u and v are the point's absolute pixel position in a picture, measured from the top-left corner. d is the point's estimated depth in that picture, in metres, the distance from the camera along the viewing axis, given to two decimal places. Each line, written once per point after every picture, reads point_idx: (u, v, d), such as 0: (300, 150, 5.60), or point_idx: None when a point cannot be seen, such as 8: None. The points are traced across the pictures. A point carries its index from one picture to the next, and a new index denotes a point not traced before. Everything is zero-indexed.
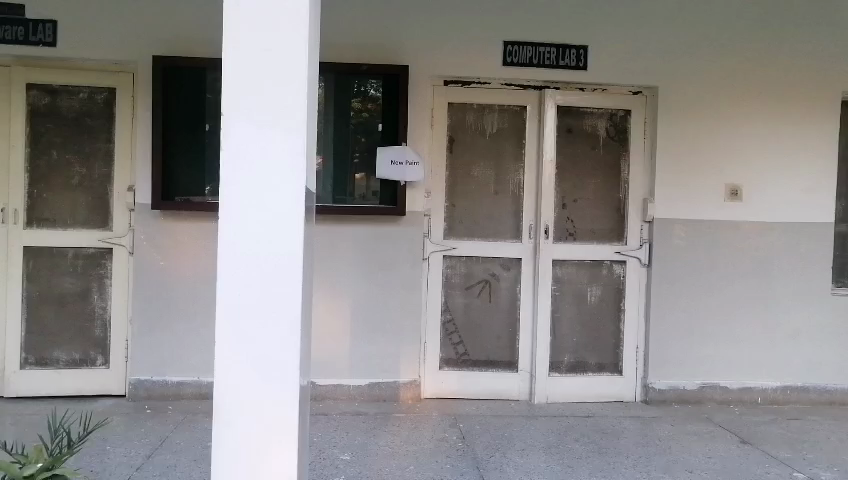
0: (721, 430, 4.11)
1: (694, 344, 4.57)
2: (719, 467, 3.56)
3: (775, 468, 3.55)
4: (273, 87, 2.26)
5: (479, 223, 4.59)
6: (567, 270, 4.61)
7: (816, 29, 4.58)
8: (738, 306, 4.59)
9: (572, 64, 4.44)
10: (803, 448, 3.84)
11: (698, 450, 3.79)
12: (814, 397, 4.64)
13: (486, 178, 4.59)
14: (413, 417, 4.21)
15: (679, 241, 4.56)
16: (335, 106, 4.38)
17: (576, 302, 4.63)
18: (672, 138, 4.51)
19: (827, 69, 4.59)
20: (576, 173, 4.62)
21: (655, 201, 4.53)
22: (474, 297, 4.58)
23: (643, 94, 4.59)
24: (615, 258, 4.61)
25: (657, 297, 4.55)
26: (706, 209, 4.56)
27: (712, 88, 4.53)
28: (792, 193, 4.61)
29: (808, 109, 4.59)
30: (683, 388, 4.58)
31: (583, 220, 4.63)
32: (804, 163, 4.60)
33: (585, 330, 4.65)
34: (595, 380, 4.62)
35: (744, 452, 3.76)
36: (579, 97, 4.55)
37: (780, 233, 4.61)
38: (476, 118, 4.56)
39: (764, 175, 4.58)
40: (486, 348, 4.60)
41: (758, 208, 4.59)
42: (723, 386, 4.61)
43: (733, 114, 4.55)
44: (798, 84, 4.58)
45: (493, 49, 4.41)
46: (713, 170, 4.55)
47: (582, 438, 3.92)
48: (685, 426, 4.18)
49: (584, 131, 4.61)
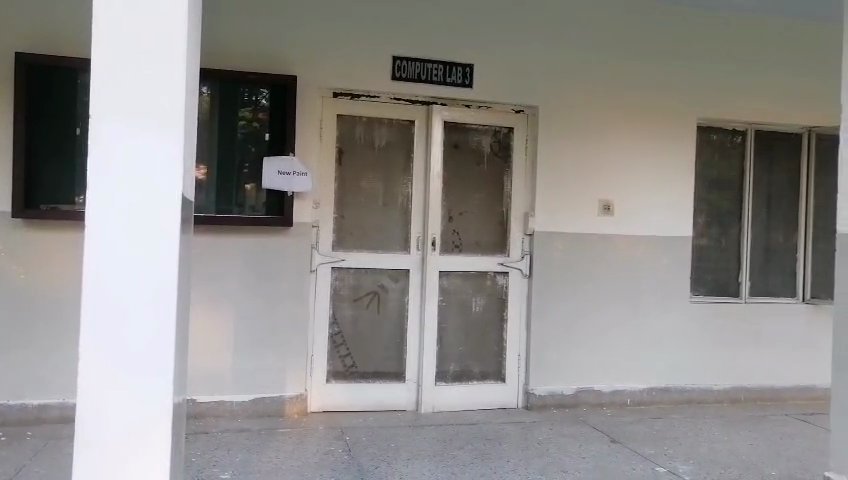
0: (594, 431, 4.36)
1: (570, 351, 4.83)
2: (590, 466, 3.77)
3: (640, 464, 3.82)
4: (148, 91, 2.17)
5: (368, 234, 4.62)
6: (453, 281, 4.73)
7: (678, 59, 5.00)
8: (610, 313, 4.90)
9: (458, 81, 4.59)
10: (665, 444, 4.16)
11: (573, 451, 4.00)
12: (677, 397, 5.03)
13: (374, 190, 4.63)
14: (299, 431, 4.14)
15: (557, 253, 4.81)
16: (222, 114, 4.25)
17: (461, 312, 4.76)
18: (550, 156, 4.77)
19: (687, 95, 5.02)
20: (462, 187, 4.76)
21: (535, 214, 4.76)
22: (362, 309, 4.59)
23: (525, 112, 4.81)
24: (499, 270, 4.78)
25: (537, 306, 4.77)
26: (581, 223, 4.85)
27: (587, 109, 4.83)
28: (657, 208, 5.00)
29: (670, 131, 5.00)
30: (561, 393, 4.82)
31: (468, 233, 4.77)
32: (665, 181, 5.01)
33: (470, 340, 4.78)
34: (480, 388, 4.76)
35: (614, 451, 4.02)
36: (465, 113, 4.70)
37: (647, 245, 4.98)
38: (365, 131, 4.59)
39: (632, 191, 4.95)
40: (374, 359, 4.62)
41: (626, 222, 4.94)
42: (597, 390, 4.89)
43: (605, 134, 4.87)
44: (662, 108, 4.98)
45: (383, 63, 4.46)
46: (587, 186, 4.85)
47: (466, 445, 4.03)
48: (561, 429, 4.40)
49: (470, 146, 4.76)
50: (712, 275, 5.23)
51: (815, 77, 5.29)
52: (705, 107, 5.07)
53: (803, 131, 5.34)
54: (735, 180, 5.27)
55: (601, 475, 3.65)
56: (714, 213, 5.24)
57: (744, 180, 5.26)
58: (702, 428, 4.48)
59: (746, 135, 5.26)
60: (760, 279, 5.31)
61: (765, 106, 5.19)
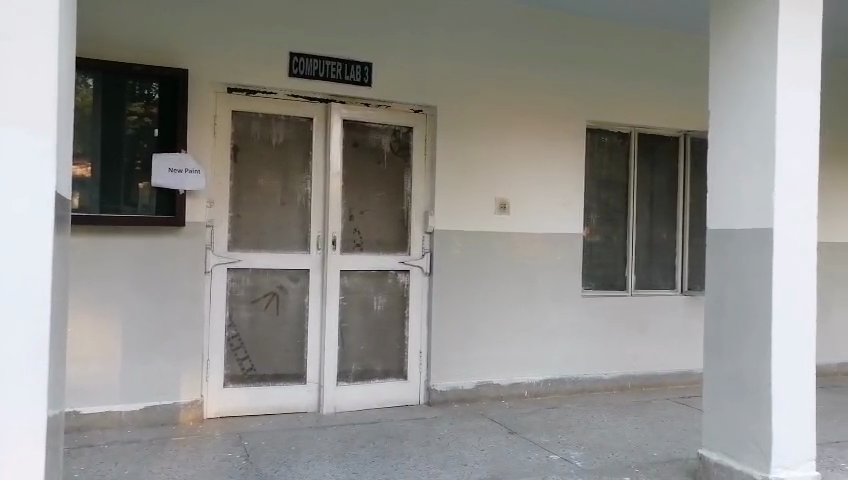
0: (492, 424, 4.48)
1: (470, 346, 4.94)
2: (489, 457, 3.87)
3: (535, 453, 3.96)
4: (14, 79, 2.01)
5: (265, 234, 4.51)
6: (354, 280, 4.71)
7: (568, 64, 5.23)
8: (507, 309, 5.05)
9: (357, 79, 4.58)
10: (559, 433, 4.34)
11: (472, 443, 4.09)
12: (570, 387, 5.26)
13: (272, 189, 4.53)
14: (193, 439, 3.98)
15: (456, 251, 4.90)
16: (109, 108, 4.02)
17: (363, 311, 4.74)
18: (449, 155, 4.85)
19: (577, 99, 5.27)
20: (362, 186, 4.75)
21: (435, 213, 4.84)
22: (260, 310, 4.48)
23: (424, 112, 4.87)
24: (399, 268, 4.81)
25: (438, 303, 4.84)
26: (479, 221, 4.97)
27: (483, 110, 4.96)
28: (550, 207, 5.21)
29: (562, 133, 5.23)
30: (461, 388, 4.92)
31: (369, 232, 4.77)
32: (558, 181, 5.23)
33: (372, 339, 4.77)
34: (381, 386, 4.77)
35: (511, 441, 4.15)
36: (364, 111, 4.69)
37: (541, 243, 5.18)
38: (262, 128, 4.48)
39: (527, 191, 5.13)
40: (273, 362, 4.52)
41: (522, 221, 5.11)
42: (496, 384, 5.02)
43: (501, 135, 5.02)
44: (554, 110, 5.19)
45: (279, 58, 4.37)
46: (485, 185, 4.98)
47: (368, 444, 4.02)
48: (462, 423, 4.49)
49: (370, 145, 4.76)
50: (601, 270, 5.51)
51: (691, 84, 5.71)
52: (594, 110, 5.33)
53: (679, 135, 5.74)
54: (621, 180, 5.59)
55: (498, 465, 3.76)
56: (602, 211, 5.53)
57: (629, 180, 5.59)
58: (593, 415, 4.72)
59: (630, 138, 5.58)
60: (644, 273, 5.66)
61: (647, 110, 5.53)
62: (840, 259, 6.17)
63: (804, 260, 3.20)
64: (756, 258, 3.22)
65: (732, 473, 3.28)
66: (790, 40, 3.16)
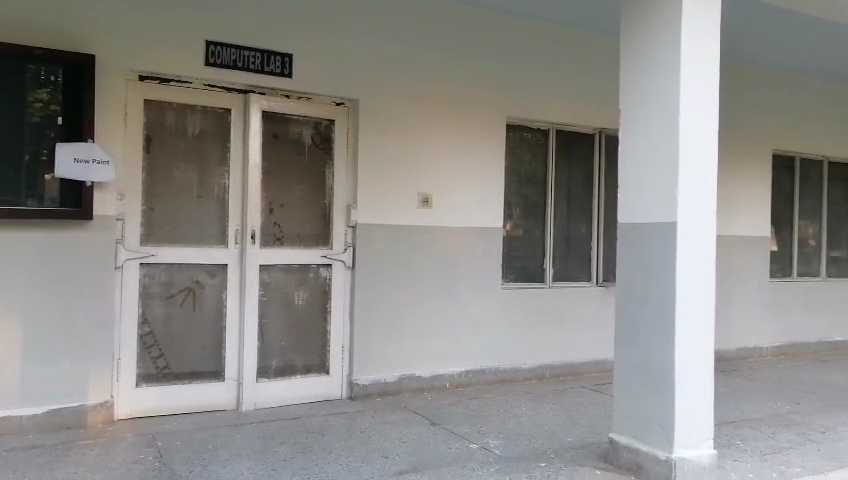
0: (414, 416, 4.52)
1: (392, 339, 4.96)
2: (410, 449, 3.90)
3: (455, 443, 4.03)
4: None
5: (180, 228, 4.36)
6: (275, 274, 4.63)
7: (489, 61, 5.33)
8: (429, 302, 5.10)
9: (277, 71, 4.50)
10: (479, 422, 4.42)
11: (393, 436, 4.11)
12: (491, 377, 5.37)
13: (187, 181, 4.38)
14: (103, 442, 3.81)
15: (379, 244, 4.91)
16: (8, 94, 3.78)
17: (284, 306, 4.67)
18: (371, 149, 4.85)
19: (497, 95, 5.38)
20: (282, 179, 4.66)
21: (357, 207, 4.82)
22: (176, 306, 4.33)
23: (346, 105, 4.84)
24: (321, 262, 4.77)
25: (360, 297, 4.83)
26: (402, 215, 4.99)
27: (405, 104, 4.98)
28: (471, 201, 5.30)
29: (482, 128, 5.32)
30: (383, 381, 4.93)
31: (290, 225, 4.70)
32: (478, 176, 5.32)
33: (293, 334, 4.71)
34: (303, 382, 4.72)
35: (432, 433, 4.20)
36: (284, 103, 4.61)
37: (463, 236, 5.26)
38: (176, 118, 4.32)
39: (449, 185, 5.19)
40: (190, 359, 4.38)
41: (443, 215, 5.17)
42: (418, 376, 5.07)
43: (423, 129, 5.06)
44: (475, 106, 5.28)
45: (194, 46, 4.24)
46: (407, 179, 5.01)
47: (288, 440, 3.97)
48: (384, 416, 4.50)
49: (290, 137, 4.69)
50: (520, 263, 5.65)
51: (605, 84, 5.94)
52: (514, 107, 5.46)
53: (595, 132, 5.97)
54: (540, 175, 5.75)
55: (419, 456, 3.80)
56: (522, 205, 5.68)
57: (547, 176, 5.75)
58: (512, 404, 4.84)
59: (548, 135, 5.75)
60: (562, 265, 5.85)
61: (564, 108, 5.71)
62: (739, 252, 6.59)
63: (705, 251, 3.39)
64: (661, 250, 3.38)
65: (638, 454, 3.45)
66: (692, 43, 3.34)
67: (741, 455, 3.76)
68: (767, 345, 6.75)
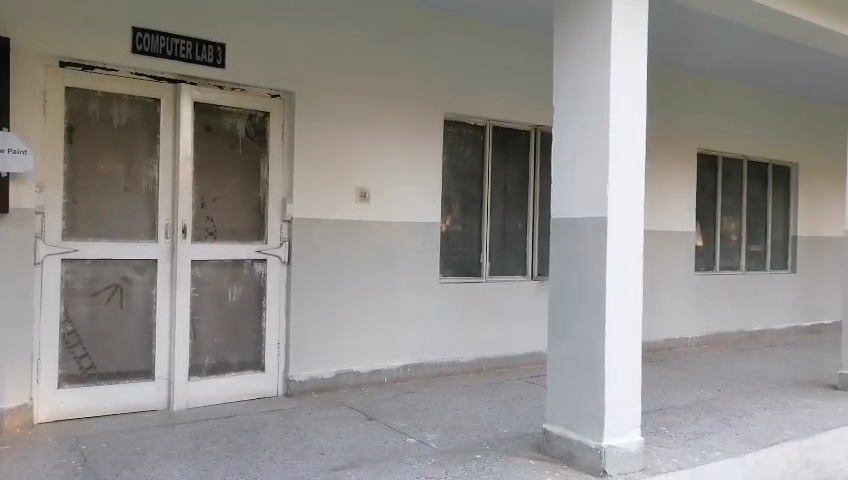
0: (351, 412, 4.50)
1: (329, 335, 4.92)
2: (346, 445, 3.88)
3: (392, 437, 4.04)
4: None
5: (106, 222, 4.18)
6: (207, 270, 4.50)
7: (427, 56, 5.35)
8: (366, 297, 5.08)
9: (209, 60, 4.37)
10: (416, 416, 4.44)
11: (330, 432, 4.08)
12: (428, 371, 5.40)
13: (113, 173, 4.20)
14: (21, 447, 3.62)
15: (315, 239, 4.85)
16: None
17: (216, 303, 4.55)
18: (307, 143, 4.78)
19: (435, 91, 5.41)
20: (215, 172, 4.54)
21: (293, 201, 4.74)
22: (101, 304, 4.16)
23: (281, 98, 4.76)
24: (255, 257, 4.67)
25: (295, 293, 4.76)
26: (339, 210, 4.95)
27: (342, 98, 4.94)
28: (409, 196, 5.30)
29: (420, 124, 5.33)
30: (320, 377, 4.89)
31: (223, 220, 4.58)
32: (416, 171, 5.33)
33: (227, 331, 4.60)
34: (237, 379, 4.61)
35: (369, 428, 4.19)
36: (217, 94, 4.49)
37: (401, 231, 5.26)
38: (101, 107, 4.14)
39: (386, 180, 5.18)
40: (117, 359, 4.21)
41: (381, 210, 5.16)
42: (356, 372, 5.04)
43: (360, 123, 5.02)
44: (413, 101, 5.29)
45: (120, 32, 4.06)
46: (344, 174, 4.96)
47: (221, 440, 3.88)
48: (321, 412, 4.46)
49: (223, 129, 4.56)
50: (458, 257, 5.70)
51: (539, 82, 6.07)
52: (451, 103, 5.50)
53: (530, 129, 6.08)
54: (477, 171, 5.81)
55: (356, 452, 3.78)
56: (459, 201, 5.72)
57: (484, 171, 5.82)
58: (449, 398, 4.89)
59: (485, 131, 5.81)
60: (499, 260, 5.94)
61: (500, 105, 5.79)
62: (666, 246, 6.86)
63: (634, 245, 3.50)
64: (593, 244, 3.48)
65: (571, 444, 3.54)
66: (622, 44, 3.45)
67: (667, 441, 3.93)
68: (692, 336, 7.06)
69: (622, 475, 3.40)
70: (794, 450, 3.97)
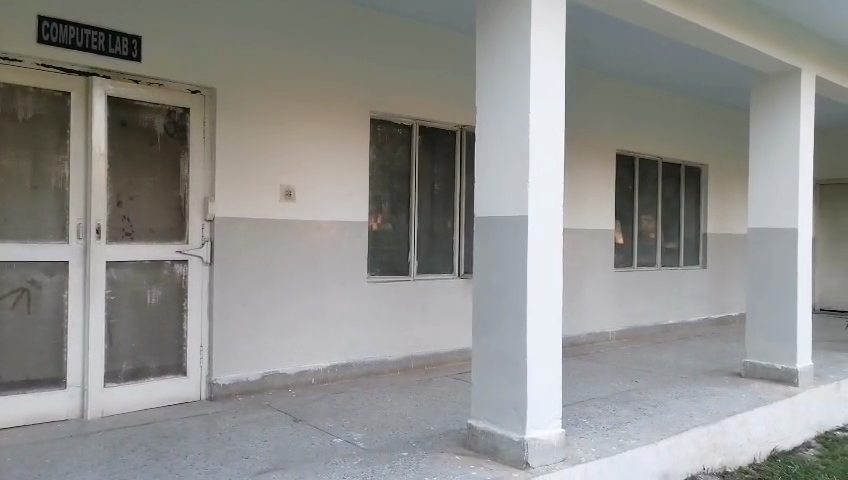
0: (277, 414, 4.43)
1: (255, 336, 4.83)
2: (271, 447, 3.82)
3: (319, 438, 4.00)
4: None
5: (12, 222, 3.94)
6: (124, 272, 4.33)
7: (353, 55, 5.33)
8: (292, 297, 5.02)
9: (124, 53, 4.19)
10: (343, 417, 4.42)
11: (255, 435, 4.01)
12: (357, 371, 5.39)
13: (19, 170, 3.97)
14: None
15: (238, 239, 4.75)
16: None
17: (134, 305, 4.38)
18: (229, 140, 4.67)
19: (361, 90, 5.40)
20: (132, 169, 4.37)
21: (215, 200, 4.62)
22: (6, 308, 3.92)
23: (202, 93, 4.63)
24: (176, 258, 4.53)
25: (219, 294, 4.65)
26: (264, 209, 4.87)
27: (266, 95, 4.85)
28: (336, 195, 5.27)
29: (347, 122, 5.31)
30: (245, 380, 4.79)
31: (141, 219, 4.41)
32: (343, 170, 5.31)
33: (145, 334, 4.43)
34: (157, 384, 4.46)
35: (295, 430, 4.14)
36: (133, 89, 4.32)
37: (327, 231, 5.22)
38: (4, 100, 3.90)
39: (312, 179, 5.13)
40: (24, 366, 3.98)
41: (307, 209, 5.10)
42: (282, 373, 4.97)
43: (285, 121, 4.95)
44: (339, 99, 5.26)
45: (25, 21, 3.84)
46: (269, 172, 4.88)
47: (139, 447, 3.74)
48: (246, 415, 4.37)
49: (140, 125, 4.40)
50: (385, 256, 5.71)
51: (465, 83, 6.17)
52: (378, 102, 5.51)
53: (456, 129, 6.17)
54: (404, 170, 5.84)
55: (281, 454, 3.73)
56: (387, 200, 5.74)
57: (412, 170, 5.86)
58: (377, 397, 4.90)
59: (413, 130, 5.85)
60: (426, 258, 5.98)
61: (426, 105, 5.85)
62: (588, 244, 7.11)
63: (554, 242, 3.61)
64: (516, 242, 3.56)
65: (495, 438, 3.61)
66: (542, 48, 3.54)
67: (586, 432, 4.07)
68: (612, 330, 7.34)
69: (544, 466, 3.49)
70: (702, 435, 4.20)
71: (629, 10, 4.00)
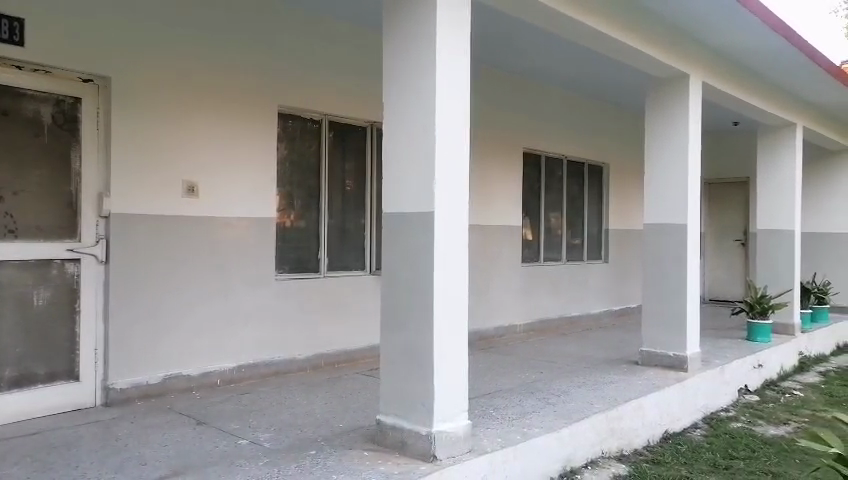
0: (179, 417, 4.27)
1: (155, 338, 4.62)
2: (172, 453, 3.68)
3: (223, 441, 3.89)
4: None
5: None
6: (6, 272, 4.02)
7: (258, 46, 5.20)
8: (195, 296, 4.84)
9: (4, 36, 3.88)
10: (249, 417, 4.32)
11: (154, 441, 3.84)
12: (265, 371, 5.27)
13: None
14: None
15: (137, 236, 4.53)
16: None
17: (19, 308, 4.08)
18: (125, 132, 4.44)
19: (268, 82, 5.27)
20: (14, 162, 4.06)
21: (111, 195, 4.39)
22: None
23: (94, 82, 4.38)
24: (67, 256, 4.26)
25: (115, 294, 4.42)
26: (163, 205, 4.66)
27: (165, 86, 4.65)
28: (241, 191, 5.12)
29: (252, 116, 5.17)
30: (145, 383, 4.58)
31: (25, 215, 4.11)
32: (249, 165, 5.17)
33: (32, 339, 4.14)
34: (46, 392, 4.18)
35: (198, 433, 4.01)
36: (16, 76, 4.02)
37: (233, 227, 5.08)
38: None
39: (216, 175, 4.96)
40: None
41: (210, 205, 4.93)
42: (185, 375, 4.79)
43: (186, 114, 4.76)
44: (244, 92, 5.11)
45: None
46: (168, 167, 4.68)
47: (24, 460, 3.49)
48: (144, 420, 4.18)
49: (24, 115, 4.10)
50: (295, 253, 5.61)
51: (374, 79, 6.17)
52: (285, 96, 5.40)
53: (366, 125, 6.15)
54: (314, 165, 5.75)
55: (183, 459, 3.60)
56: (296, 196, 5.64)
57: (321, 165, 5.78)
58: (285, 396, 4.81)
59: (321, 125, 5.78)
60: (337, 255, 5.93)
61: (335, 100, 5.79)
62: (496, 240, 7.29)
63: (460, 238, 3.67)
64: (422, 238, 3.59)
65: (403, 432, 3.64)
66: (448, 45, 3.59)
67: (492, 423, 4.17)
68: (520, 322, 7.55)
69: (451, 458, 3.54)
70: (601, 421, 4.41)
71: (529, 12, 4.12)
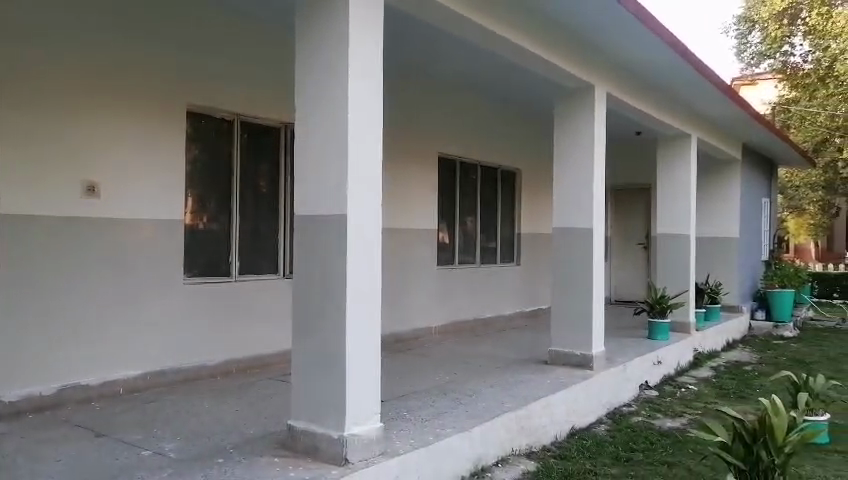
0: (76, 430, 4.04)
1: (49, 346, 4.35)
2: (67, 467, 3.48)
3: (124, 452, 3.72)
4: None
5: None
6: None
7: (167, 42, 5.00)
8: (95, 302, 4.60)
9: None
10: (153, 427, 4.14)
11: (48, 456, 3.61)
12: (171, 378, 5.07)
13: None
14: None
15: (29, 238, 4.26)
16: None
17: None
18: (15, 127, 4.17)
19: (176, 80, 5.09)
20: None
21: None
22: None
23: None
24: None
25: (3, 300, 4.13)
26: (60, 205, 4.41)
27: (63, 78, 4.40)
28: (146, 191, 4.92)
29: (160, 115, 4.98)
30: (37, 395, 4.30)
31: None
32: (155, 165, 4.97)
33: None
34: None
35: (96, 445, 3.80)
36: None
37: (138, 229, 4.87)
38: None
39: (118, 174, 4.74)
40: None
41: (112, 205, 4.70)
42: (83, 385, 4.54)
43: (86, 110, 4.53)
44: (151, 89, 4.91)
45: None
46: (66, 165, 4.43)
47: None
48: (36, 434, 3.92)
49: None
50: (205, 256, 5.43)
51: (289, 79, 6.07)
52: (194, 94, 5.23)
53: (280, 126, 6.04)
54: (225, 166, 5.59)
55: (79, 473, 3.41)
56: (207, 197, 5.46)
57: (232, 166, 5.63)
58: (193, 404, 4.65)
59: (233, 125, 5.63)
60: (248, 258, 5.79)
61: (247, 100, 5.66)
62: (412, 243, 7.34)
63: (372, 241, 3.68)
64: (334, 240, 3.58)
65: (315, 436, 3.60)
66: (360, 49, 3.60)
67: (405, 424, 4.20)
68: (435, 324, 7.64)
69: (363, 461, 3.53)
70: (511, 419, 4.54)
71: (442, 17, 4.18)
